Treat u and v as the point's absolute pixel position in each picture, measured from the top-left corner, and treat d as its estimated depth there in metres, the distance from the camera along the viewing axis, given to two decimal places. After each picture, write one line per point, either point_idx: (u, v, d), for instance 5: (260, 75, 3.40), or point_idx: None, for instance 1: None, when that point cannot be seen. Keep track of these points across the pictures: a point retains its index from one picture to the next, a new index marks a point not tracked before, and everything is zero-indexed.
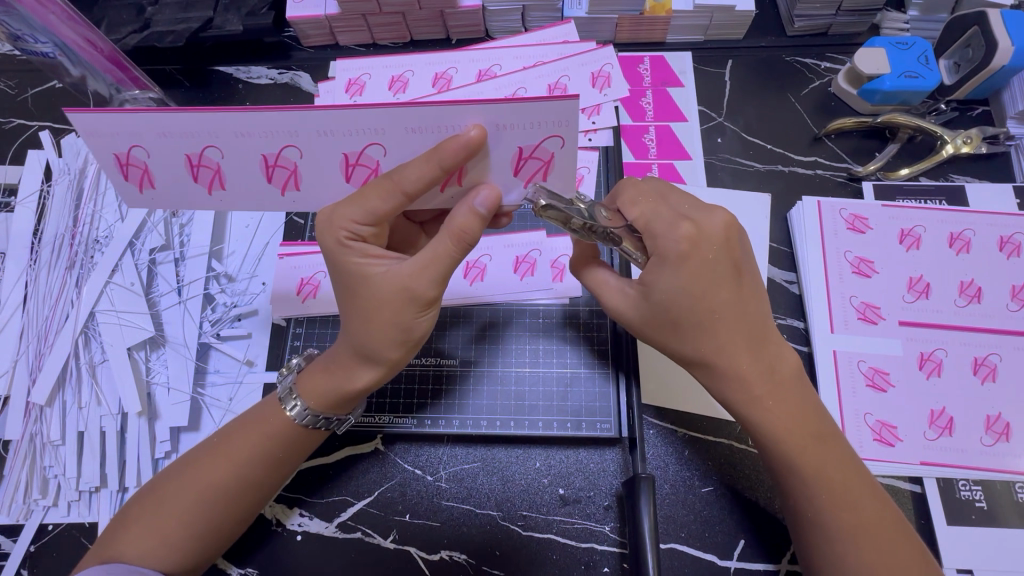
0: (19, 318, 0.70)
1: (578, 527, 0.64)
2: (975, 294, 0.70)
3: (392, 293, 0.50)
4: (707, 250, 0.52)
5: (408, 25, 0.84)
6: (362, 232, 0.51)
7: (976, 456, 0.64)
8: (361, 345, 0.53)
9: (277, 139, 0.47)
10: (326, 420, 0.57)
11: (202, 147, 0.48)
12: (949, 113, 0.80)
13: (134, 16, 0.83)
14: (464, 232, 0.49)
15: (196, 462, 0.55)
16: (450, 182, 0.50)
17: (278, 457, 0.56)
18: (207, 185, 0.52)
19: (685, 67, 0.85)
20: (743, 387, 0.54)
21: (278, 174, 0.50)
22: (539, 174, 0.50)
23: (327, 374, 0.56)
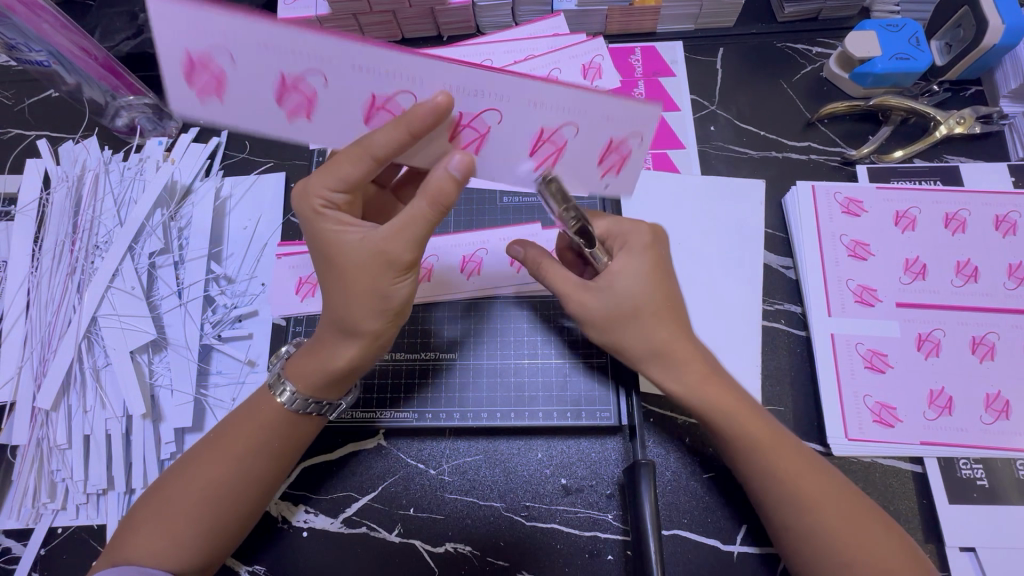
0: (22, 325, 0.71)
1: (582, 516, 0.64)
2: (972, 274, 0.70)
3: (366, 256, 0.51)
4: (638, 241, 0.59)
5: (399, 23, 0.84)
6: (336, 200, 0.52)
7: (977, 434, 0.64)
8: (342, 318, 0.54)
9: (396, 81, 0.43)
10: (317, 404, 0.58)
11: (308, 70, 0.42)
12: (941, 94, 0.80)
13: (128, 23, 0.84)
14: (438, 192, 0.47)
15: (201, 456, 0.56)
16: (471, 147, 0.48)
17: (280, 448, 0.57)
18: (294, 114, 0.45)
19: (677, 56, 0.85)
20: (680, 374, 0.57)
21: (380, 117, 0.46)
22: (614, 168, 0.50)
23: (313, 355, 0.57)
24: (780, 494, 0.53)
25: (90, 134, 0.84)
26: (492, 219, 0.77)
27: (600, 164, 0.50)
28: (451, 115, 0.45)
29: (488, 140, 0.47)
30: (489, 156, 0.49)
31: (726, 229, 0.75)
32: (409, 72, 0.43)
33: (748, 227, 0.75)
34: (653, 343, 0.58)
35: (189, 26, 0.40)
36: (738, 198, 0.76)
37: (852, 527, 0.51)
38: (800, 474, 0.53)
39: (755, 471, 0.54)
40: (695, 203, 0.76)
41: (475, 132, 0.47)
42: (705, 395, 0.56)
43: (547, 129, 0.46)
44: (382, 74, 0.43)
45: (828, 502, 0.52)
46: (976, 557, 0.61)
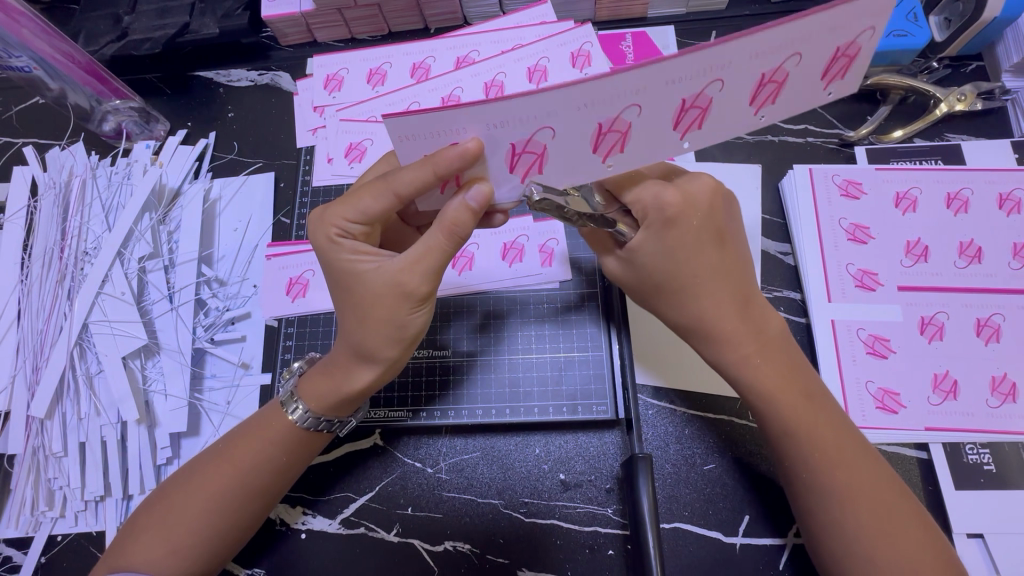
0: (15, 333, 0.71)
1: (581, 512, 0.63)
2: (975, 254, 0.68)
3: (384, 288, 0.50)
4: (694, 216, 0.51)
5: (384, 17, 0.83)
6: (351, 230, 0.51)
7: (983, 419, 0.62)
8: (358, 345, 0.53)
9: (618, 102, 0.40)
10: (329, 422, 0.57)
11: (534, 131, 0.42)
12: (941, 70, 0.78)
13: (111, 26, 0.83)
14: (455, 225, 0.47)
15: (200, 467, 0.56)
16: (613, 151, 0.44)
17: (281, 462, 0.56)
18: (524, 174, 0.46)
19: (668, 41, 0.83)
20: (733, 348, 0.54)
21: (522, 161, 0.45)
22: (840, 73, 0.42)
23: (326, 376, 0.56)
24: (819, 488, 0.51)
25: (76, 139, 0.83)
26: None
27: (751, 104, 0.43)
28: (586, 127, 0.42)
29: (634, 134, 0.42)
30: (641, 146, 0.44)
31: None
32: (542, 109, 0.40)
33: (743, 215, 0.73)
34: (687, 315, 0.55)
35: (426, 134, 0.42)
36: (733, 184, 0.75)
37: (883, 523, 0.49)
38: (836, 466, 0.51)
39: (800, 464, 0.52)
40: None
41: (617, 133, 0.42)
42: (748, 374, 0.54)
43: (690, 97, 0.41)
44: (527, 116, 0.41)
45: (865, 498, 0.50)
46: (984, 543, 0.59)
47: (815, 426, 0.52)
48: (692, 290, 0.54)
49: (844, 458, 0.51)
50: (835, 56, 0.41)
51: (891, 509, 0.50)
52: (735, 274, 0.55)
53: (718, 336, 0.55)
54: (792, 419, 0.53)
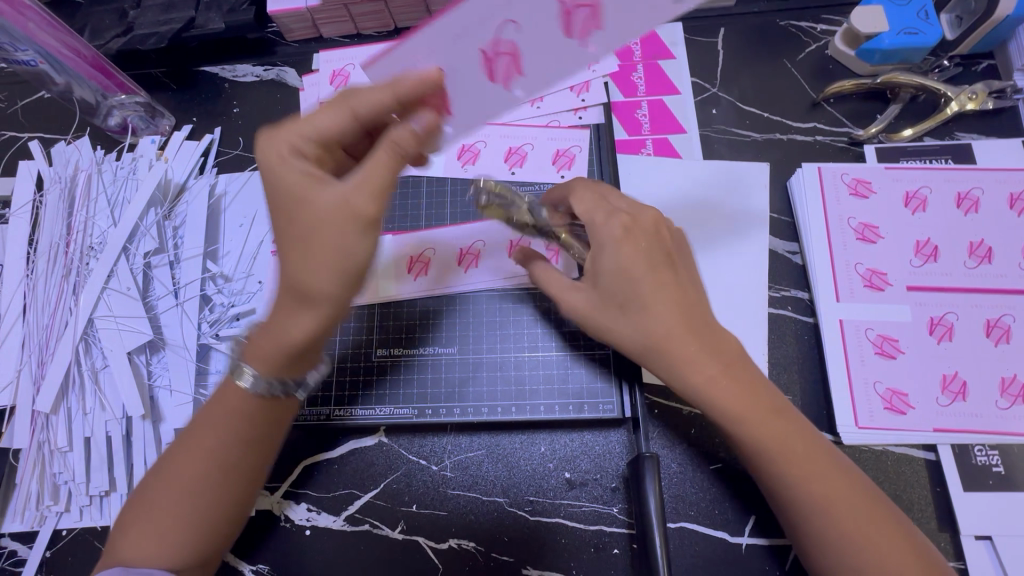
0: (20, 327, 0.71)
1: (586, 510, 0.63)
2: (985, 255, 0.67)
3: (328, 209, 0.47)
4: (641, 236, 0.56)
5: (391, 12, 0.82)
6: (303, 147, 0.50)
7: (991, 420, 0.62)
8: (295, 282, 0.48)
9: None
10: (283, 385, 0.52)
11: (498, 26, 0.44)
12: (952, 69, 0.77)
13: (116, 20, 0.83)
14: (396, 142, 0.47)
15: (173, 454, 0.53)
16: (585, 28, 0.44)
17: (253, 439, 0.53)
18: (571, 33, 0.44)
19: (676, 38, 0.83)
20: (695, 370, 0.53)
21: (500, 65, 0.46)
22: None
23: (267, 334, 0.51)
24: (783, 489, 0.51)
25: (82, 134, 0.83)
26: None
27: None
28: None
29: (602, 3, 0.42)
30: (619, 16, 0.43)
31: (730, 215, 0.73)
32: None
33: (751, 214, 0.73)
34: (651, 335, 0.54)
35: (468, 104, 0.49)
36: (742, 182, 0.74)
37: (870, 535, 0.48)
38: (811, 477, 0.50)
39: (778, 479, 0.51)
40: (696, 189, 0.74)
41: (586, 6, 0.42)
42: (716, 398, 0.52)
43: None
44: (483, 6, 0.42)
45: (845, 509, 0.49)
46: (992, 545, 0.59)
47: (786, 443, 0.51)
48: (653, 312, 0.54)
49: (806, 456, 0.51)
50: None
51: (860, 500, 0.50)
52: (685, 294, 0.55)
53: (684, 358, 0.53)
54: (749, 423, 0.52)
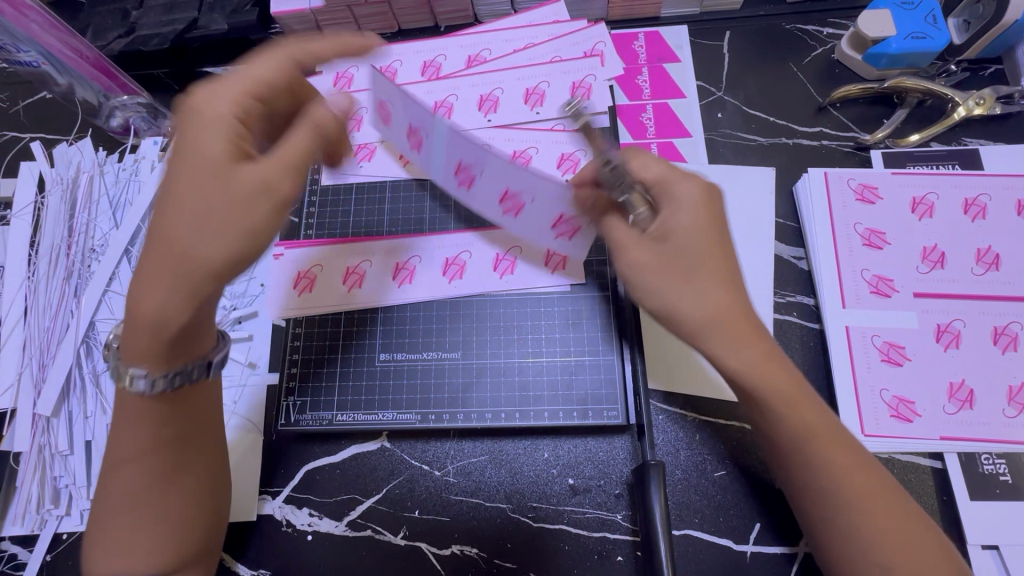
0: (21, 330, 0.71)
1: (589, 516, 0.63)
2: (993, 261, 0.67)
3: (249, 192, 0.47)
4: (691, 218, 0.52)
5: (395, 13, 0.82)
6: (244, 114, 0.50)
7: (999, 429, 0.62)
8: (176, 236, 0.46)
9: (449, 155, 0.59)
10: (182, 374, 0.51)
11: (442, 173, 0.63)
12: (959, 74, 0.77)
13: (119, 21, 0.82)
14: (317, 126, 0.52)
15: (109, 460, 0.52)
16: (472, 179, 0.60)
17: (179, 411, 0.52)
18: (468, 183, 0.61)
19: (681, 41, 0.82)
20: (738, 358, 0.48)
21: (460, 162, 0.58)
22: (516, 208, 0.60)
23: (145, 332, 0.48)
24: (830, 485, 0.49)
25: (84, 135, 0.82)
26: None
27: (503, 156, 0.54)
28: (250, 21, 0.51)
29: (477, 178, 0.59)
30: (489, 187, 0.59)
31: (736, 220, 0.72)
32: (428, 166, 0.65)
33: (757, 219, 0.72)
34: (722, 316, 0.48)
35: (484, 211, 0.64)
36: (747, 187, 0.74)
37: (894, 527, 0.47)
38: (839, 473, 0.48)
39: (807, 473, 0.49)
40: None
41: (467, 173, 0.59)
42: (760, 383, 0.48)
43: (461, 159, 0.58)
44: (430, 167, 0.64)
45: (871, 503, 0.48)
46: (999, 555, 0.59)
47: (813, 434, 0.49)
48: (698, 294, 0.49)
49: (833, 447, 0.49)
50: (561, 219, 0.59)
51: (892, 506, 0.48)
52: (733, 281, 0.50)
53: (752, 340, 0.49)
54: (792, 410, 0.49)
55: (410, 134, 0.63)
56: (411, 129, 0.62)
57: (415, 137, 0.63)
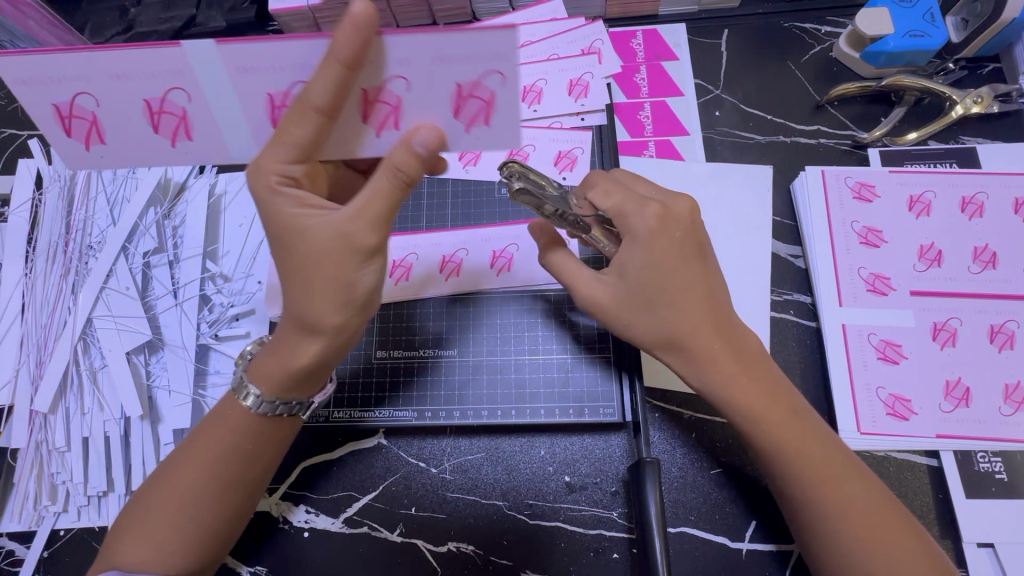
0: (18, 327, 0.71)
1: (585, 514, 0.63)
2: (990, 260, 0.67)
3: (329, 243, 0.49)
4: (676, 229, 0.54)
5: (393, 12, 0.82)
6: (293, 173, 0.49)
7: (995, 427, 0.62)
8: (304, 314, 0.51)
9: (284, 75, 0.47)
10: (286, 405, 0.55)
11: (387, 80, 0.46)
12: (957, 72, 0.77)
13: (117, 18, 0.82)
14: (399, 166, 0.47)
15: (172, 465, 0.54)
16: (385, 122, 0.49)
17: (251, 451, 0.55)
18: (382, 125, 0.49)
19: (679, 39, 0.82)
20: (716, 368, 0.54)
21: (469, 107, 0.48)
22: (182, 133, 0.51)
23: (273, 356, 0.53)
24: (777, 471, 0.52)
25: None
26: (490, 212, 0.75)
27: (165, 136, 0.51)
28: (260, 97, 0.48)
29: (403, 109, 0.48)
30: (206, 129, 0.51)
31: (733, 218, 0.72)
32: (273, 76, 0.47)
33: (754, 218, 0.72)
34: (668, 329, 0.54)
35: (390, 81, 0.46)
36: (745, 185, 0.74)
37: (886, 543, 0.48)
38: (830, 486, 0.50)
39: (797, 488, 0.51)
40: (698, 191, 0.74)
41: (388, 105, 0.48)
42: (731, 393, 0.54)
43: (276, 94, 0.48)
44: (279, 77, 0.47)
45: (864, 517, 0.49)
46: (994, 553, 0.59)
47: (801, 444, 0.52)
48: (677, 305, 0.54)
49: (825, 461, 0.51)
50: (150, 109, 0.49)
51: (860, 496, 0.50)
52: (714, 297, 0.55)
53: (697, 355, 0.54)
54: (772, 415, 0.53)
55: (367, 118, 0.49)
56: (373, 99, 0.48)
57: (389, 112, 0.48)
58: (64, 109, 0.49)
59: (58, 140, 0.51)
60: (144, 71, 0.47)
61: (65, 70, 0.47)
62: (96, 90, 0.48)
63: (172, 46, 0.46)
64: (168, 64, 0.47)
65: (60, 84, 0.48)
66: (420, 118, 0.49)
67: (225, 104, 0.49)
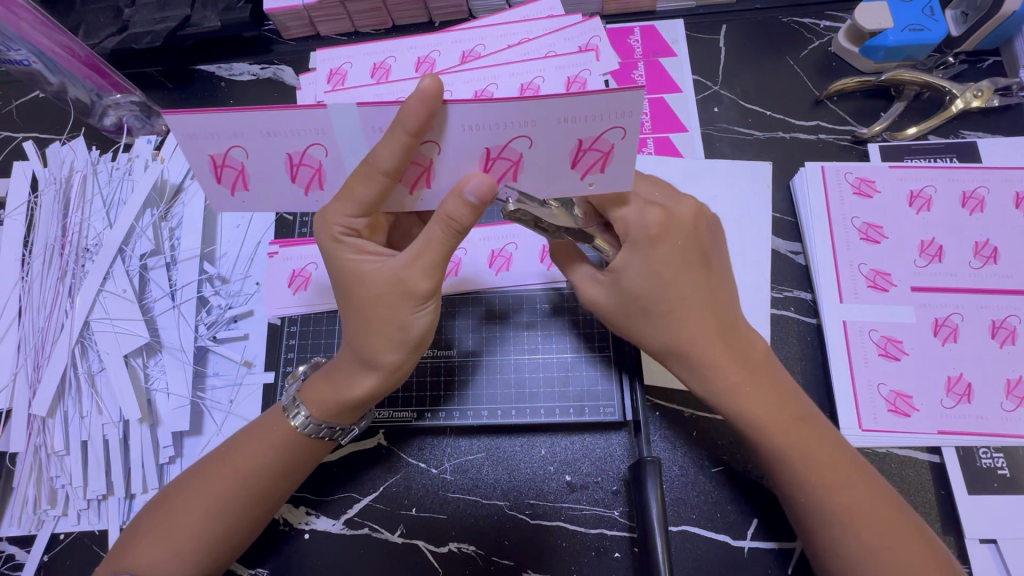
0: (16, 330, 0.71)
1: (587, 513, 0.63)
2: (990, 255, 0.67)
3: (385, 288, 0.50)
4: (677, 236, 0.53)
5: (389, 10, 0.82)
6: (355, 226, 0.50)
7: (997, 422, 0.61)
8: (362, 351, 0.52)
9: (306, 137, 0.45)
10: (330, 428, 0.56)
11: (308, 144, 0.45)
12: (957, 66, 0.76)
13: (111, 18, 0.82)
14: (452, 217, 0.46)
15: (200, 473, 0.55)
16: (419, 182, 0.47)
17: (283, 468, 0.55)
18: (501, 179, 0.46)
19: (677, 35, 0.82)
20: (718, 376, 0.54)
21: (586, 158, 0.45)
22: (315, 183, 0.49)
23: (329, 382, 0.55)
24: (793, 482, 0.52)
25: (76, 134, 0.82)
26: (488, 211, 0.74)
27: (297, 183, 0.49)
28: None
29: (327, 170, 0.48)
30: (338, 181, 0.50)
31: (732, 214, 0.72)
32: (314, 128, 0.44)
33: (753, 214, 0.72)
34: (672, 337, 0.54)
35: (495, 124, 0.42)
36: (744, 181, 0.73)
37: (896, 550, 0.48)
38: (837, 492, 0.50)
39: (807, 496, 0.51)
40: (696, 187, 0.73)
41: (508, 161, 0.45)
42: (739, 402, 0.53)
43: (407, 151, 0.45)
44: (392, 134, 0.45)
45: (870, 522, 0.49)
46: (997, 549, 0.59)
47: (810, 448, 0.51)
48: (680, 312, 0.54)
49: (835, 467, 0.51)
50: (215, 162, 0.46)
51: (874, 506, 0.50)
52: (719, 298, 0.55)
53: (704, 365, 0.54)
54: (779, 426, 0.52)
55: (486, 171, 0.46)
56: (495, 157, 0.45)
57: (510, 167, 0.45)
58: (217, 159, 0.46)
59: (207, 185, 0.48)
60: (289, 129, 0.44)
61: (217, 127, 0.44)
62: (245, 144, 0.45)
63: (318, 108, 0.43)
64: (312, 123, 0.44)
65: (211, 138, 0.45)
66: (543, 171, 0.46)
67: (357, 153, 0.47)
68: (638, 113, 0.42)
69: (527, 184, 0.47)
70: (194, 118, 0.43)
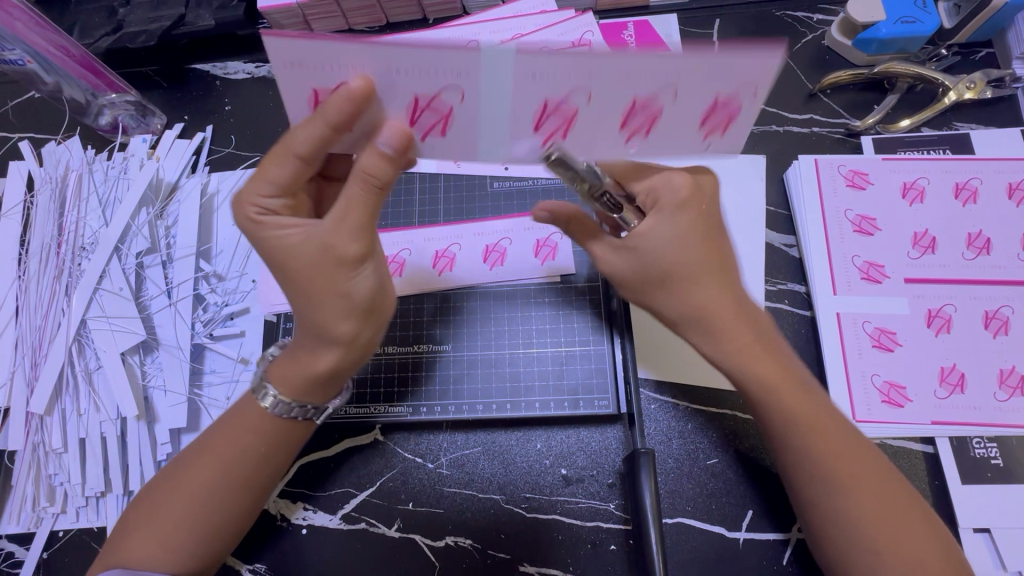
0: (13, 329, 0.71)
1: (583, 506, 0.63)
2: (984, 246, 0.67)
3: (312, 254, 0.48)
4: (686, 209, 0.52)
5: (383, 8, 0.82)
6: (271, 206, 0.49)
7: (990, 412, 0.62)
8: (316, 326, 0.51)
9: (441, 79, 0.41)
10: (301, 407, 0.56)
11: (442, 88, 0.41)
12: (950, 58, 0.77)
13: (106, 19, 0.82)
14: (371, 173, 0.45)
15: (183, 464, 0.55)
16: (554, 134, 0.45)
17: (268, 456, 0.55)
18: (631, 134, 0.46)
19: (670, 30, 0.82)
20: (721, 341, 0.53)
21: (716, 117, 0.45)
22: (436, 131, 0.45)
23: (292, 361, 0.54)
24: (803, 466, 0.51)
25: (72, 134, 0.82)
26: (483, 208, 0.75)
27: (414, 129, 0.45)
28: (404, 98, 0.42)
29: (455, 120, 0.44)
30: (462, 137, 0.45)
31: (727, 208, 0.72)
32: (456, 67, 0.40)
33: (748, 208, 0.72)
34: (689, 310, 0.53)
35: (645, 72, 0.41)
36: (738, 175, 0.74)
37: (896, 534, 0.48)
38: (845, 475, 0.50)
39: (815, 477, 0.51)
40: None
41: (647, 113, 0.44)
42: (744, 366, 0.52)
43: (552, 101, 0.42)
44: (444, 70, 0.40)
45: (875, 507, 0.49)
46: (991, 538, 0.59)
47: (819, 428, 0.51)
48: (691, 282, 0.53)
49: (842, 447, 0.51)
50: (317, 98, 0.43)
51: (878, 489, 0.49)
52: (724, 264, 0.54)
53: (713, 334, 0.53)
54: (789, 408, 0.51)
55: (623, 123, 0.45)
56: (637, 109, 0.44)
57: (646, 119, 0.44)
58: (321, 94, 0.43)
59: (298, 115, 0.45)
60: (428, 70, 0.40)
61: (338, 55, 0.40)
62: (368, 74, 0.41)
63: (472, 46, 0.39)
64: (457, 63, 0.40)
65: (326, 70, 0.41)
66: (673, 127, 0.45)
67: (495, 100, 0.42)
68: (766, 86, 0.42)
69: (654, 141, 0.46)
70: (303, 41, 0.39)
